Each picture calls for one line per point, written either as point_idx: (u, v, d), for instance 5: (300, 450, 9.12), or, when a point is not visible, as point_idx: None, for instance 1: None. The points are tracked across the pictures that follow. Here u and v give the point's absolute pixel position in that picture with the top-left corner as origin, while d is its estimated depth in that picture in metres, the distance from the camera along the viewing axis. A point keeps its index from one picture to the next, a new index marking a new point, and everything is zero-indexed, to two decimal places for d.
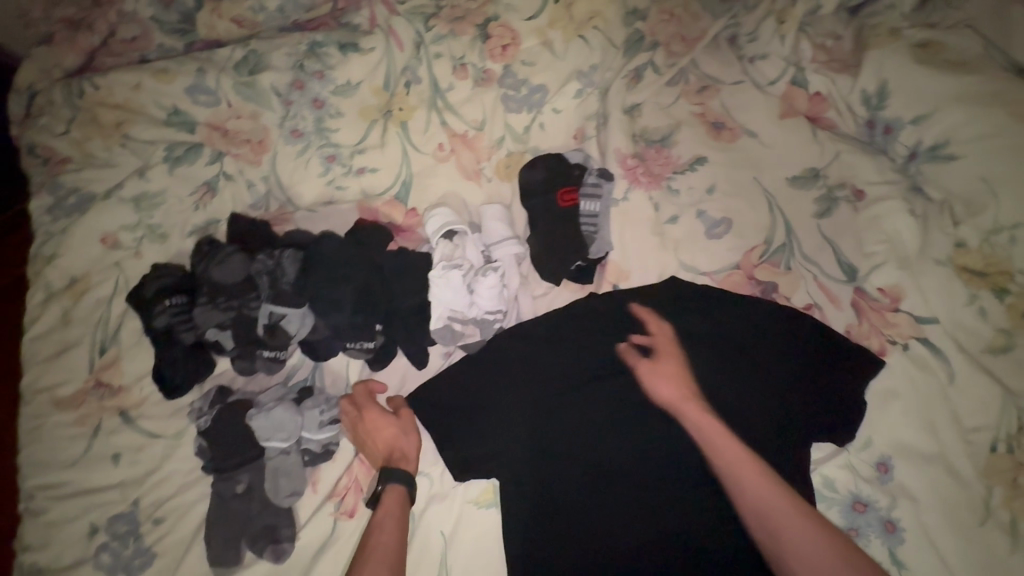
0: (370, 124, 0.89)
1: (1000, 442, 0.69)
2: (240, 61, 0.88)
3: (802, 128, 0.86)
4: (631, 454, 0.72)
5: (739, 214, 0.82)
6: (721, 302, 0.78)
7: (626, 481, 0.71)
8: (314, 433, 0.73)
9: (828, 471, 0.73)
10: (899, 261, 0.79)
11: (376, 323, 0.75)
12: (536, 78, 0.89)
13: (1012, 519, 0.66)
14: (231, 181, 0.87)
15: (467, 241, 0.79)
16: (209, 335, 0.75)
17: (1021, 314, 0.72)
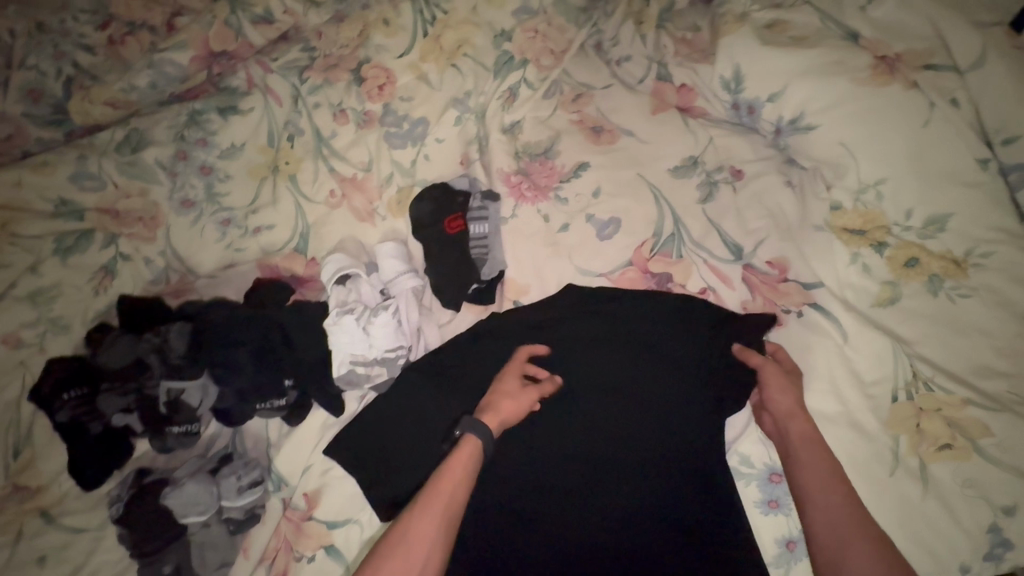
0: (261, 183, 0.90)
1: (900, 392, 0.74)
2: (122, 141, 0.89)
3: (674, 119, 0.89)
4: (557, 460, 0.72)
5: (627, 213, 0.84)
6: (615, 301, 0.79)
7: (552, 491, 0.70)
8: (234, 501, 0.72)
9: (746, 448, 0.74)
10: (781, 233, 0.82)
11: (284, 380, 0.76)
12: (416, 111, 0.91)
13: (919, 463, 0.71)
14: (128, 261, 0.87)
15: (362, 283, 0.80)
16: (116, 420, 0.75)
17: (901, 265, 0.78)
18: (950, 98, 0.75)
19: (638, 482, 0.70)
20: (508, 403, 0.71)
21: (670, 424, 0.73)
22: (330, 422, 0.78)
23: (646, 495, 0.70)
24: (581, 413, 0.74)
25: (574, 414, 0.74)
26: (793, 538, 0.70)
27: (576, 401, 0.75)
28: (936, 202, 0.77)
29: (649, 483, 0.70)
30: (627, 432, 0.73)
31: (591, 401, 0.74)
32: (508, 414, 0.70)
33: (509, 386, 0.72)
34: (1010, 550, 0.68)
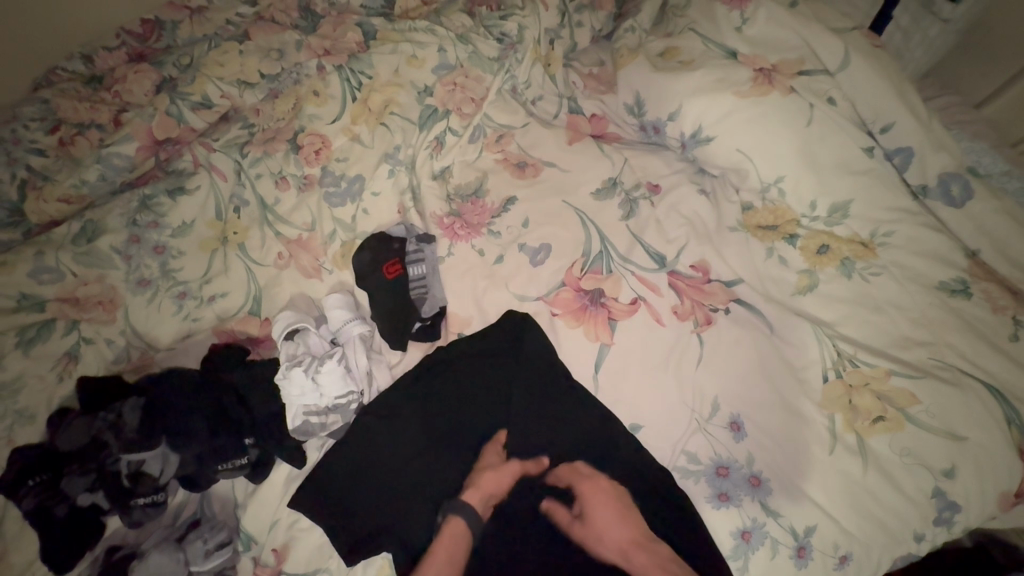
0: (212, 255, 0.95)
1: (829, 371, 0.77)
2: (78, 234, 0.94)
3: (590, 145, 0.96)
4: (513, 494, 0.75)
5: (555, 238, 0.89)
6: (552, 322, 0.84)
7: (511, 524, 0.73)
8: (202, 565, 0.74)
9: (689, 446, 0.76)
10: (700, 237, 0.87)
11: (245, 439, 0.79)
12: (351, 170, 0.97)
13: (856, 439, 0.74)
14: (91, 344, 0.91)
15: (311, 335, 0.84)
16: (82, 501, 0.76)
17: (813, 253, 0.83)
18: (826, 98, 0.83)
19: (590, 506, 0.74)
20: (490, 479, 0.76)
21: (607, 439, 0.78)
22: (293, 474, 0.80)
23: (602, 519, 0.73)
24: (528, 445, 0.79)
25: (521, 448, 0.78)
26: (747, 529, 0.71)
27: (520, 438, 0.79)
28: (835, 191, 0.83)
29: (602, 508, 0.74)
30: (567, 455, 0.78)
31: (536, 428, 0.79)
32: (491, 489, 0.75)
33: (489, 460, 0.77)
34: (957, 513, 0.71)
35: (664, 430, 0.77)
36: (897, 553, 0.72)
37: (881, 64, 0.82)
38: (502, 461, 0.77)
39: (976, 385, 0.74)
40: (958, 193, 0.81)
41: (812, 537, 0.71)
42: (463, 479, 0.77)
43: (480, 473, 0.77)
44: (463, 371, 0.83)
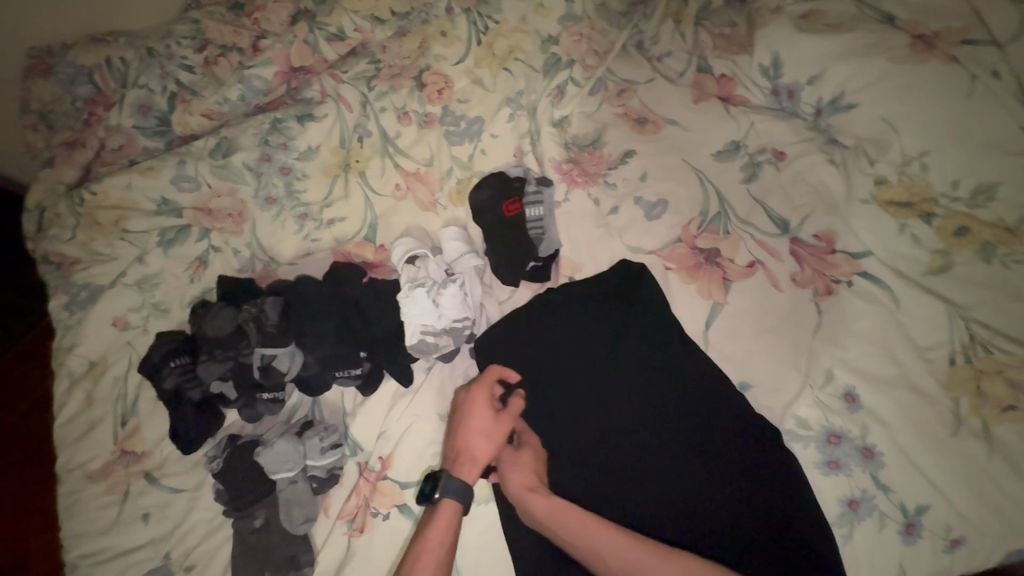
0: (334, 180, 1.00)
1: (957, 355, 0.74)
2: (214, 147, 1.00)
3: (716, 107, 0.94)
4: (628, 461, 0.76)
5: (673, 194, 0.89)
6: (666, 275, 0.84)
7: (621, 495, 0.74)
8: (317, 460, 0.79)
9: (800, 411, 0.75)
10: (827, 207, 0.85)
11: (360, 351, 0.83)
12: (471, 112, 1.00)
13: (982, 424, 0.71)
14: (219, 253, 0.97)
15: (430, 262, 0.87)
16: (213, 388, 0.83)
17: (950, 234, 0.79)
18: (991, 71, 0.77)
19: (711, 493, 0.73)
20: (483, 443, 0.73)
21: (712, 399, 0.77)
22: (400, 392, 0.84)
23: (723, 510, 0.72)
24: (633, 397, 0.79)
25: (627, 399, 0.79)
26: (855, 499, 0.71)
27: (619, 387, 0.80)
28: (982, 171, 0.77)
29: (727, 498, 0.73)
30: (668, 410, 0.78)
31: (646, 386, 0.79)
32: (480, 452, 0.72)
33: (479, 420, 0.74)
34: None
35: (774, 393, 0.77)
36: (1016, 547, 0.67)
37: None
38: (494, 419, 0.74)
39: None
40: None
41: (923, 516, 0.69)
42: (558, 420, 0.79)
43: (472, 435, 0.73)
44: (576, 320, 0.84)
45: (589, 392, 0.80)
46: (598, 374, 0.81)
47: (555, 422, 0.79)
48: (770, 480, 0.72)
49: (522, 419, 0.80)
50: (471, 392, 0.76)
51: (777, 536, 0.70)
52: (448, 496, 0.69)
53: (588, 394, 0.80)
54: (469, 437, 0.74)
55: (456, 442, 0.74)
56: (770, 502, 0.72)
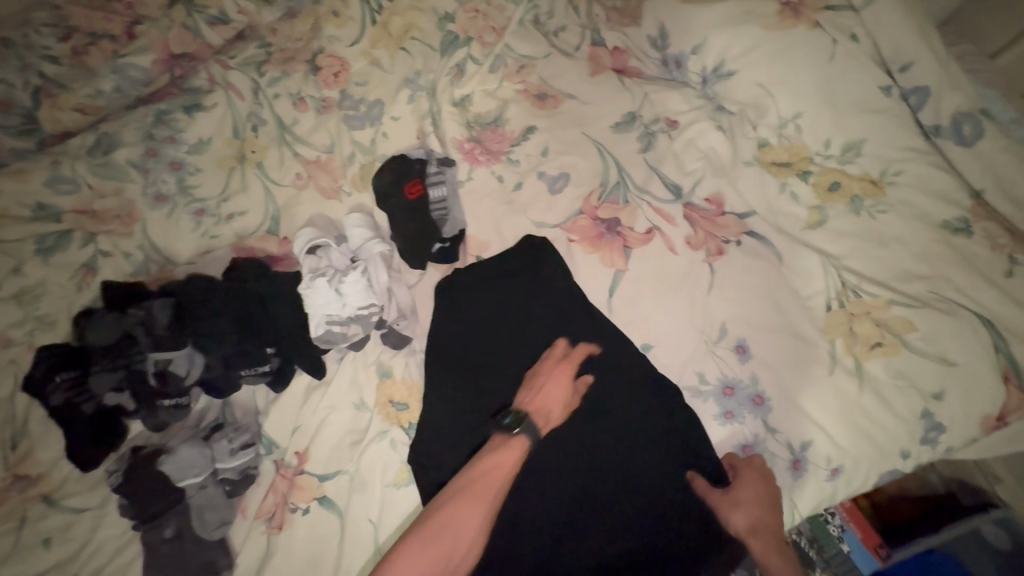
0: (229, 172, 0.95)
1: (833, 301, 0.80)
2: (93, 145, 0.93)
3: (610, 79, 0.97)
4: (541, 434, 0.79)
5: (575, 167, 0.90)
6: (569, 247, 0.86)
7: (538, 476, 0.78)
8: (227, 461, 0.77)
9: (698, 367, 0.80)
10: (716, 170, 0.89)
11: (266, 347, 0.81)
12: (371, 94, 0.97)
13: (854, 362, 0.78)
14: (109, 257, 0.91)
15: (333, 251, 0.85)
16: (108, 400, 0.79)
17: (824, 190, 0.86)
18: (849, 35, 0.84)
19: (606, 477, 0.77)
20: (559, 411, 0.75)
21: (615, 362, 0.81)
22: (313, 384, 0.83)
23: (626, 464, 0.78)
24: (544, 368, 0.81)
25: (537, 370, 0.81)
26: (748, 444, 0.77)
27: (531, 360, 0.82)
28: (849, 129, 0.84)
29: (617, 484, 0.77)
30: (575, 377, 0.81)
31: None
32: (556, 418, 0.75)
33: (561, 387, 0.76)
34: (941, 432, 0.77)
35: (673, 351, 0.81)
36: (884, 468, 0.77)
37: (906, 3, 0.82)
38: (572, 391, 0.77)
39: (969, 317, 0.78)
40: (969, 133, 0.81)
41: (807, 451, 0.76)
42: (472, 403, 0.80)
43: (555, 398, 0.75)
44: (486, 300, 0.85)
45: (500, 372, 0.82)
46: (508, 352, 0.83)
47: (467, 405, 0.79)
48: (669, 434, 0.78)
49: (440, 400, 0.79)
50: (555, 362, 0.78)
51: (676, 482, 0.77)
52: (523, 435, 0.71)
53: (499, 372, 0.82)
54: (549, 399, 0.75)
55: (529, 398, 0.75)
56: (671, 453, 0.78)
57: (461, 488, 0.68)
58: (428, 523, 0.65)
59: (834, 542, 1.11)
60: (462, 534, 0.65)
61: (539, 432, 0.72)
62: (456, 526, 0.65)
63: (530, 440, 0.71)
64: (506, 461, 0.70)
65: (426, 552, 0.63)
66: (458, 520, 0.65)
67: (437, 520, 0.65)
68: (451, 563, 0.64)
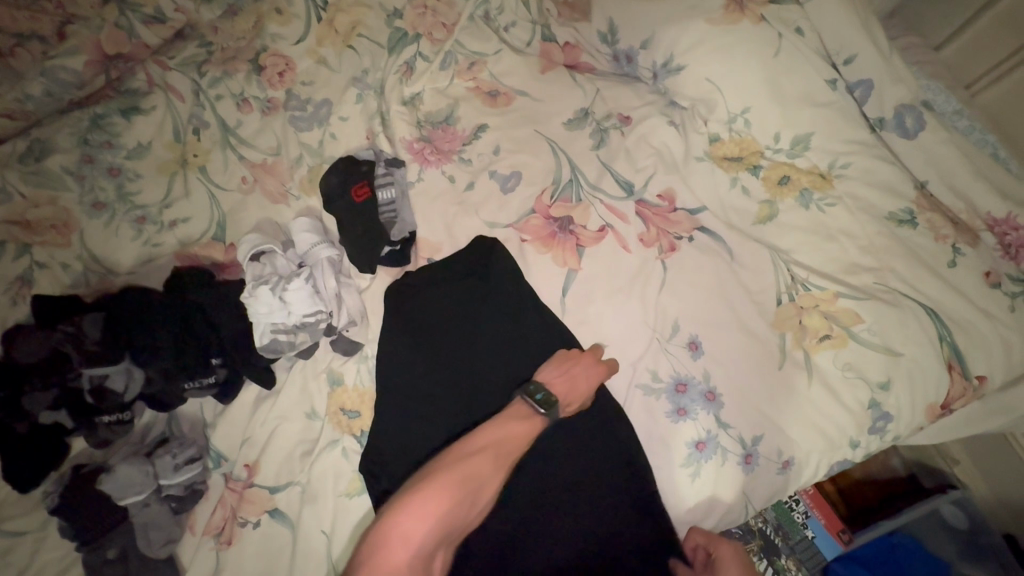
0: (171, 178, 0.92)
1: (782, 295, 0.81)
2: (24, 152, 0.89)
3: (562, 75, 0.96)
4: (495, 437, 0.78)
5: (526, 166, 0.89)
6: (522, 248, 0.85)
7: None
8: (171, 477, 0.74)
9: (650, 364, 0.79)
10: (667, 167, 0.89)
11: (211, 359, 0.79)
12: (318, 94, 0.95)
13: (803, 355, 0.79)
14: (45, 269, 0.87)
15: (278, 257, 0.83)
16: (44, 419, 0.75)
17: (773, 184, 0.86)
18: (794, 27, 0.84)
19: (552, 493, 0.76)
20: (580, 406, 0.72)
21: None
22: (263, 395, 0.82)
23: (582, 464, 0.77)
24: (497, 370, 0.80)
25: (491, 373, 0.80)
26: (701, 440, 0.76)
27: (485, 363, 0.81)
28: (796, 124, 0.85)
29: (564, 504, 0.75)
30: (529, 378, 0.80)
31: (508, 359, 0.81)
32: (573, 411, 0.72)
33: (593, 385, 0.73)
34: (890, 422, 0.78)
35: (625, 349, 0.80)
36: (834, 459, 0.78)
37: None
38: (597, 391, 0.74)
39: (914, 307, 0.79)
40: (911, 125, 0.83)
41: (758, 445, 0.76)
42: (425, 410, 0.78)
43: (583, 393, 0.72)
44: (438, 303, 0.83)
45: (451, 377, 0.80)
46: (459, 355, 0.81)
47: (419, 411, 0.78)
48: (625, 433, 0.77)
49: (393, 406, 0.78)
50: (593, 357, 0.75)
51: (632, 481, 0.76)
52: (545, 414, 0.68)
53: (451, 378, 0.80)
54: (578, 388, 0.72)
55: (565, 380, 0.72)
56: (627, 453, 0.76)
57: (491, 444, 0.64)
58: (468, 466, 0.61)
59: (798, 528, 1.09)
60: (483, 492, 0.60)
61: (559, 415, 0.69)
62: (479, 481, 0.60)
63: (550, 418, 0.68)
64: (524, 432, 0.66)
65: (461, 497, 0.58)
66: (485, 475, 0.61)
67: (477, 465, 0.61)
68: (460, 518, 0.58)
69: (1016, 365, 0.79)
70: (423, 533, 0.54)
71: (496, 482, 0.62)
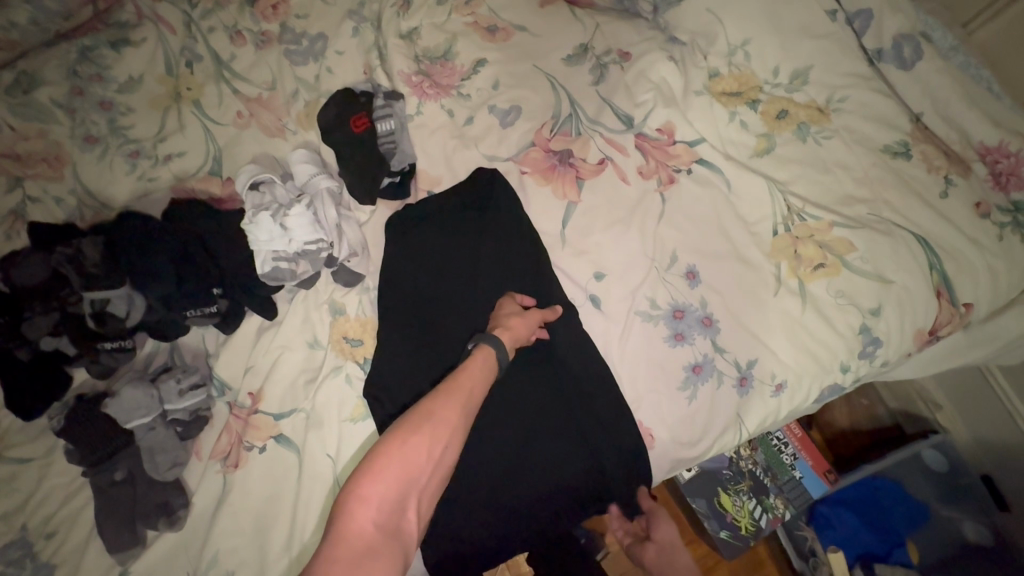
0: (164, 112, 0.90)
1: (779, 226, 0.82)
2: (11, 84, 0.87)
3: (561, 9, 0.95)
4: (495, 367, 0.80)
5: (526, 101, 0.89)
6: (523, 179, 0.85)
7: (489, 412, 0.78)
8: (176, 402, 0.75)
9: (649, 292, 0.80)
10: (667, 101, 0.88)
11: (213, 290, 0.79)
12: (312, 28, 0.94)
13: (798, 283, 0.80)
14: (37, 203, 0.84)
15: (277, 187, 0.82)
16: (44, 345, 0.75)
17: (772, 118, 0.87)
18: None
19: (553, 429, 0.78)
20: (515, 321, 0.72)
21: (566, 292, 0.82)
22: (265, 325, 0.82)
23: (580, 397, 0.79)
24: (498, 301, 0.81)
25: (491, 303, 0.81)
26: (698, 363, 0.78)
27: (485, 294, 0.81)
28: (796, 56, 0.86)
29: (562, 437, 0.78)
30: None
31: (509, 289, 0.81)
32: (518, 330, 0.71)
33: (509, 309, 0.74)
34: (879, 347, 0.80)
35: (625, 278, 0.81)
36: (825, 383, 0.80)
37: None
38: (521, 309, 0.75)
39: (907, 236, 0.80)
40: (909, 55, 0.84)
41: (753, 369, 0.79)
42: (427, 338, 0.79)
43: (503, 316, 0.73)
44: (438, 235, 0.84)
45: (451, 307, 0.81)
46: (461, 285, 0.82)
47: (421, 339, 0.79)
48: (620, 360, 0.79)
49: (395, 333, 0.79)
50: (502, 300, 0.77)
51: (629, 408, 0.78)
52: (482, 344, 0.68)
53: (451, 308, 0.81)
54: (499, 316, 0.74)
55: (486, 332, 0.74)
56: (621, 378, 0.79)
57: (442, 384, 0.63)
58: (417, 414, 0.59)
59: (787, 469, 1.12)
60: (439, 432, 0.59)
61: (501, 339, 0.68)
62: (437, 420, 0.59)
63: (494, 346, 0.67)
64: (476, 368, 0.65)
65: (415, 442, 0.57)
66: (438, 416, 0.59)
67: (427, 410, 0.60)
68: (424, 460, 0.57)
69: (1001, 293, 0.81)
70: (380, 486, 0.55)
71: (461, 419, 0.61)
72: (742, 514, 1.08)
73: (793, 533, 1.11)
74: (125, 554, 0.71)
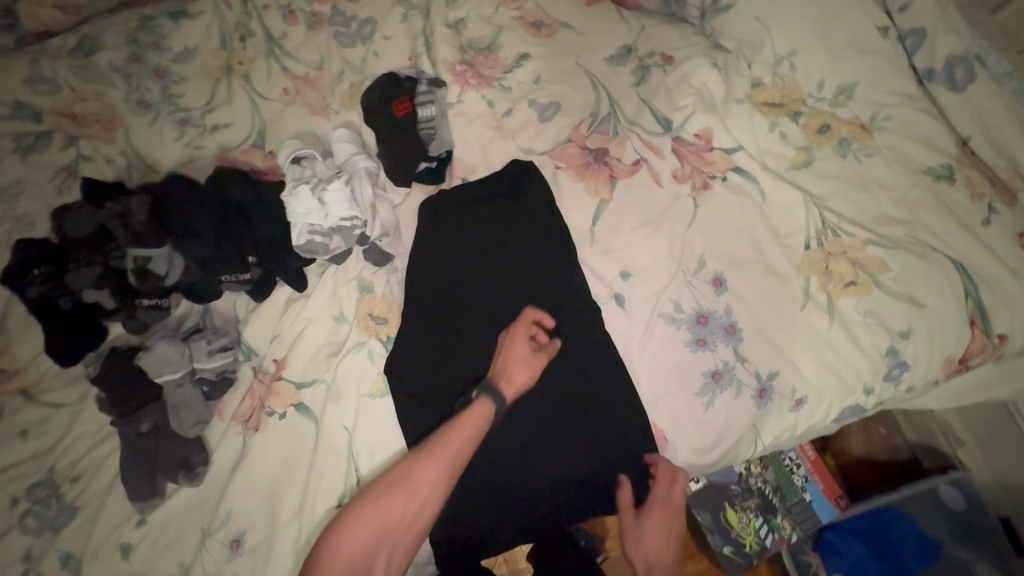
0: (215, 83, 0.93)
1: (811, 240, 0.81)
2: (74, 47, 0.92)
3: (608, 10, 0.96)
4: None
5: (565, 97, 0.89)
6: (557, 174, 0.86)
7: None
8: (205, 362, 0.78)
9: (674, 295, 0.80)
10: (706, 107, 0.87)
11: (248, 257, 0.81)
12: (363, 13, 0.97)
13: (826, 298, 0.79)
14: (90, 162, 0.88)
15: (317, 162, 0.85)
16: (87, 296, 0.78)
17: (812, 131, 0.86)
18: None
19: (567, 423, 0.78)
20: (521, 371, 0.73)
21: (590, 288, 0.82)
22: (294, 296, 0.85)
23: (597, 394, 0.79)
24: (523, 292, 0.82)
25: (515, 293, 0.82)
26: (718, 370, 0.78)
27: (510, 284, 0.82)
28: (844, 70, 0.85)
29: (575, 431, 0.78)
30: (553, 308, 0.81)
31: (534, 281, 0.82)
32: (521, 381, 0.73)
33: (519, 352, 0.75)
34: (906, 371, 0.79)
35: (651, 279, 0.81)
36: (846, 403, 0.79)
37: None
38: (530, 354, 0.75)
39: (944, 260, 0.79)
40: (960, 78, 0.82)
41: (774, 381, 0.78)
42: (450, 322, 0.81)
43: (510, 362, 0.74)
44: (469, 222, 0.85)
45: (476, 294, 0.82)
46: (487, 273, 0.83)
47: (444, 322, 0.81)
48: (640, 360, 0.79)
49: (420, 315, 0.81)
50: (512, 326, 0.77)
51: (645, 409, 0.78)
52: (483, 397, 0.71)
53: (476, 294, 0.82)
54: (506, 361, 0.74)
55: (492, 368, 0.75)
56: (639, 378, 0.79)
57: (432, 441, 0.68)
58: (398, 473, 0.67)
59: (798, 490, 1.11)
60: (414, 491, 0.66)
61: (501, 395, 0.71)
62: (415, 480, 0.66)
63: (490, 399, 0.71)
64: (470, 425, 0.69)
65: (392, 501, 0.65)
66: (412, 475, 0.66)
67: (404, 471, 0.67)
68: (399, 513, 0.65)
69: None
70: (357, 536, 0.64)
71: (444, 478, 0.67)
72: (747, 531, 1.07)
73: (798, 556, 1.10)
74: (144, 503, 0.74)
